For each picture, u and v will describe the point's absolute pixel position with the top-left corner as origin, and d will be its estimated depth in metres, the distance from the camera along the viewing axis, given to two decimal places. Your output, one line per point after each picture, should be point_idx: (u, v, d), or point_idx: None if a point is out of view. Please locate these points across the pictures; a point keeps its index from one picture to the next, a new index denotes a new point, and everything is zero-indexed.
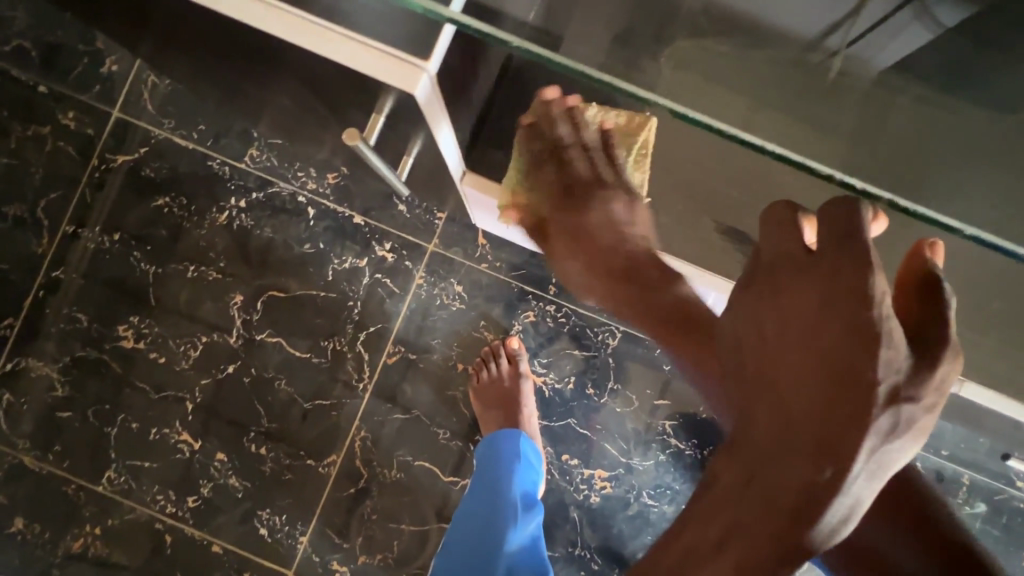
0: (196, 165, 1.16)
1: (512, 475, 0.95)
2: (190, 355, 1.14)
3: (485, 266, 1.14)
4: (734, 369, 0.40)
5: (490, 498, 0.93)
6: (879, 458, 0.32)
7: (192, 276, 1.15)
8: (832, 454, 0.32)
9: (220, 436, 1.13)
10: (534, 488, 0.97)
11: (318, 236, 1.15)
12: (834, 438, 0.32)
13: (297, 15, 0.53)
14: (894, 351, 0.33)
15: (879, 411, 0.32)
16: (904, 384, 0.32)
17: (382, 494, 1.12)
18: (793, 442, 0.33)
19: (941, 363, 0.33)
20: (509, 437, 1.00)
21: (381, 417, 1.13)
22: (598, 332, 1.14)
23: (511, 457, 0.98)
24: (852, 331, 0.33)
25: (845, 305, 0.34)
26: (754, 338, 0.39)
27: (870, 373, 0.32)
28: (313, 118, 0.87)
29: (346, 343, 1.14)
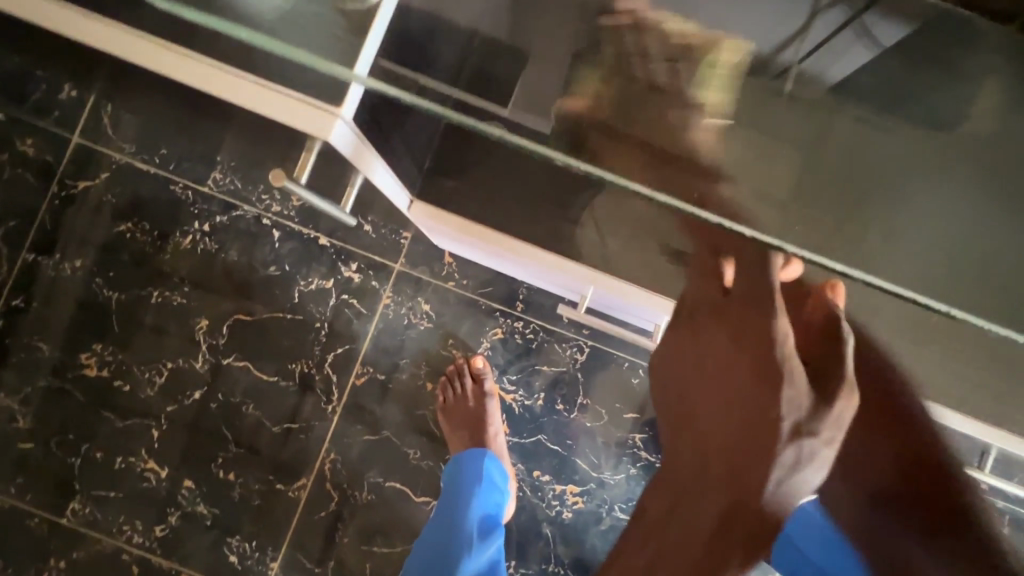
0: (159, 190, 1.15)
1: (471, 500, 0.95)
2: (155, 382, 1.13)
3: (452, 284, 1.14)
4: (681, 415, 0.44)
5: (449, 526, 0.92)
6: (787, 488, 0.34)
7: (157, 302, 1.14)
8: (738, 479, 0.34)
9: (187, 463, 1.12)
10: (496, 509, 0.97)
11: (283, 259, 1.14)
12: (741, 465, 0.35)
13: (214, 64, 0.54)
14: (797, 390, 0.35)
15: (783, 443, 0.34)
16: (807, 418, 0.34)
17: (354, 517, 1.11)
18: (710, 471, 0.36)
19: (837, 400, 0.35)
20: (471, 460, 1.00)
21: (351, 439, 1.13)
22: (566, 348, 1.14)
23: (470, 481, 0.97)
24: (756, 365, 0.38)
25: (753, 348, 0.39)
26: (695, 384, 0.44)
27: (774, 409, 0.35)
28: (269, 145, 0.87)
29: (314, 365, 1.13)
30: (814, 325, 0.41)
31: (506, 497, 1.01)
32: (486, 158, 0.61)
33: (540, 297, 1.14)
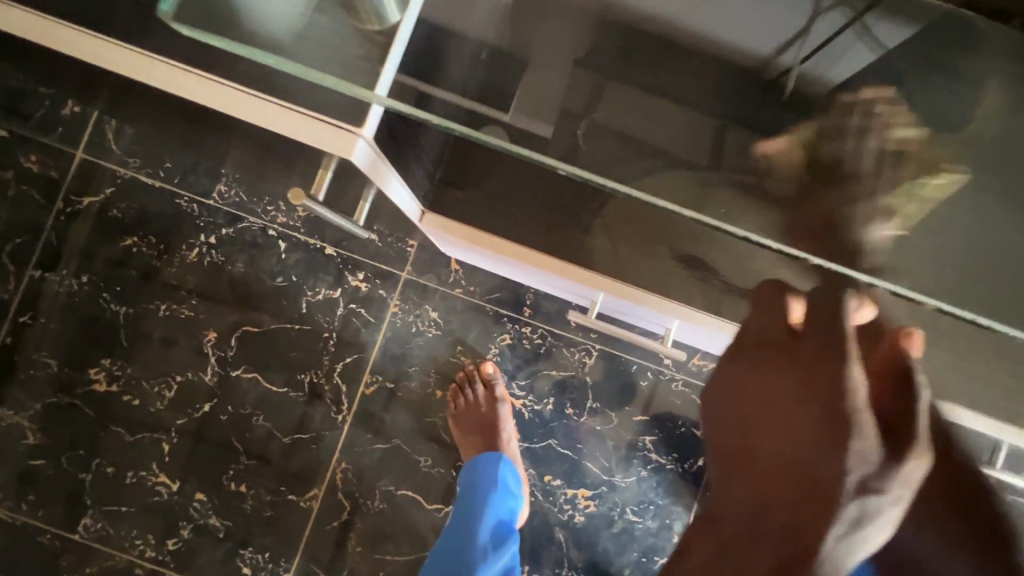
0: (164, 204, 1.15)
1: (485, 509, 0.95)
2: (165, 396, 1.13)
3: (459, 291, 1.14)
4: (729, 445, 0.45)
5: (464, 534, 0.93)
6: (845, 544, 0.35)
7: (164, 315, 1.14)
8: (797, 533, 0.36)
9: (198, 476, 1.12)
10: (510, 515, 0.97)
11: (290, 269, 1.14)
12: (800, 521, 0.36)
13: (232, 87, 0.55)
14: (866, 445, 0.36)
15: (847, 501, 0.35)
16: (873, 476, 0.36)
17: (366, 526, 1.12)
18: (766, 520, 0.37)
19: (907, 457, 0.37)
20: (485, 465, 0.99)
21: (362, 447, 1.13)
22: (574, 352, 1.14)
23: (484, 488, 0.97)
24: (825, 413, 0.38)
25: (822, 396, 0.38)
26: (750, 417, 0.44)
27: (841, 465, 0.36)
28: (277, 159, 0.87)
29: (323, 375, 1.13)
30: (885, 369, 0.42)
31: (520, 502, 1.01)
32: (501, 172, 0.61)
33: (547, 302, 1.14)
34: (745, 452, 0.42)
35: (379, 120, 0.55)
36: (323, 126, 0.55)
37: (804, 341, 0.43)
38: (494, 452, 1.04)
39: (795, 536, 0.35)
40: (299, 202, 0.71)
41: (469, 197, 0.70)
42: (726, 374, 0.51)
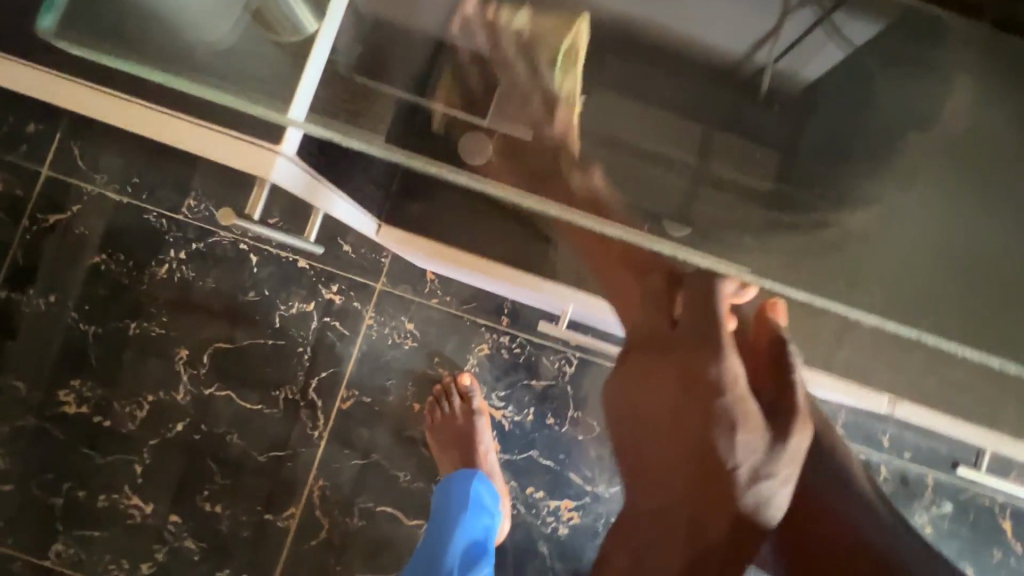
0: (133, 219, 1.12)
1: (455, 529, 0.94)
2: (136, 416, 1.10)
3: (435, 301, 1.12)
4: (668, 443, 0.62)
5: (431, 556, 0.92)
6: (763, 503, 0.58)
7: (135, 333, 1.12)
8: (709, 509, 0.58)
9: (171, 497, 1.09)
10: (483, 534, 0.97)
11: (262, 284, 1.12)
12: (711, 514, 0.58)
13: (188, 121, 0.65)
14: (752, 438, 0.58)
15: (745, 488, 0.57)
16: (763, 463, 0.57)
17: (345, 544, 1.09)
18: (683, 497, 0.60)
19: (791, 438, 0.60)
20: (458, 484, 0.98)
21: (339, 463, 1.10)
22: (554, 360, 1.12)
23: (456, 509, 0.96)
24: (706, 416, 0.59)
25: (710, 402, 0.59)
26: (676, 429, 0.61)
27: (738, 465, 0.57)
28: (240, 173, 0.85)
29: (298, 391, 1.11)
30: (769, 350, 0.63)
31: (495, 522, 1.00)
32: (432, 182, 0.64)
33: (526, 310, 1.12)
34: (653, 449, 0.64)
35: (297, 141, 0.61)
36: (248, 147, 0.61)
37: (688, 340, 0.61)
38: (470, 468, 1.02)
39: (701, 523, 0.58)
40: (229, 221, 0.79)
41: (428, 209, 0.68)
42: (675, 398, 0.62)
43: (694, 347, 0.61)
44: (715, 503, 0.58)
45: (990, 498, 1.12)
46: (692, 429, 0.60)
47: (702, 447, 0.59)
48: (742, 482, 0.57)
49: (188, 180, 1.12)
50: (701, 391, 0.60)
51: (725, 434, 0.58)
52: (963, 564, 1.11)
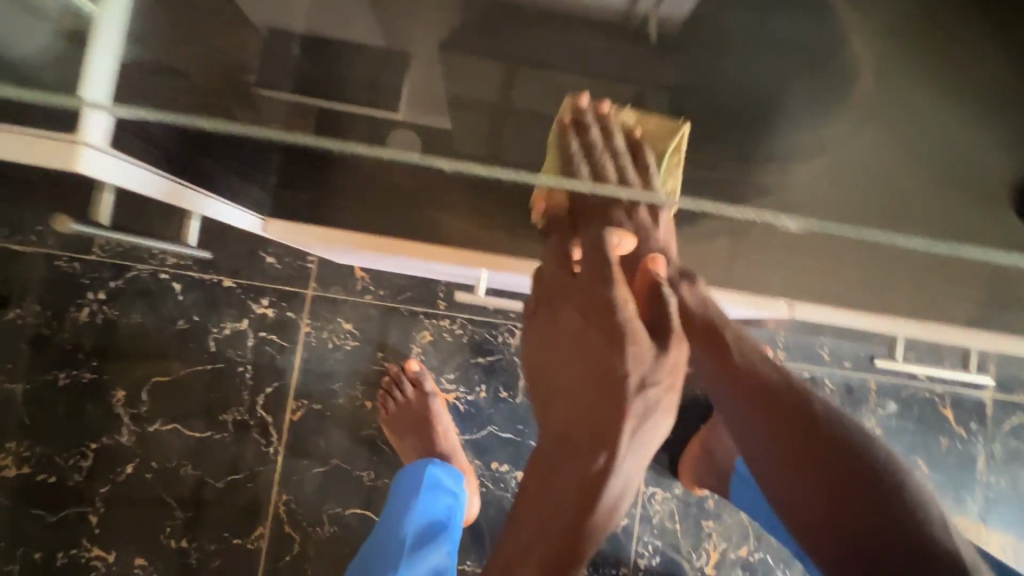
0: (42, 268, 1.08)
1: (415, 503, 0.95)
2: (82, 466, 1.07)
3: (369, 298, 1.11)
4: (553, 353, 0.54)
5: (390, 528, 0.93)
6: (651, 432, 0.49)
7: (65, 384, 1.07)
8: (600, 449, 0.47)
9: (134, 541, 1.06)
10: (445, 513, 0.97)
11: (190, 310, 1.10)
12: (600, 436, 0.48)
13: None
14: (641, 349, 0.50)
15: (633, 408, 0.48)
16: (651, 375, 0.49)
17: (320, 554, 1.08)
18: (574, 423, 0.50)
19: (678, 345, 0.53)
20: (425, 460, 1.02)
21: (300, 475, 1.09)
22: (497, 334, 1.13)
23: (410, 486, 0.98)
24: (601, 326, 0.50)
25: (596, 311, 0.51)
26: (554, 342, 0.54)
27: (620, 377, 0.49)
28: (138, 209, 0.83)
29: (246, 411, 1.09)
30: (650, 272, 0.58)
31: (459, 501, 1.00)
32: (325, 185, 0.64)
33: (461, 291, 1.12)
34: (551, 380, 0.53)
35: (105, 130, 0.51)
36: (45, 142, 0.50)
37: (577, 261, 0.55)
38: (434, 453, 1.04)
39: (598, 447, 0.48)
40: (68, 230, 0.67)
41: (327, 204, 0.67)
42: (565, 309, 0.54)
43: (591, 274, 0.53)
44: (608, 428, 0.48)
45: (928, 390, 1.17)
46: (578, 347, 0.52)
47: (583, 369, 0.51)
48: (633, 396, 0.48)
49: None
50: (595, 318, 0.51)
51: (615, 353, 0.49)
52: (914, 457, 1.16)
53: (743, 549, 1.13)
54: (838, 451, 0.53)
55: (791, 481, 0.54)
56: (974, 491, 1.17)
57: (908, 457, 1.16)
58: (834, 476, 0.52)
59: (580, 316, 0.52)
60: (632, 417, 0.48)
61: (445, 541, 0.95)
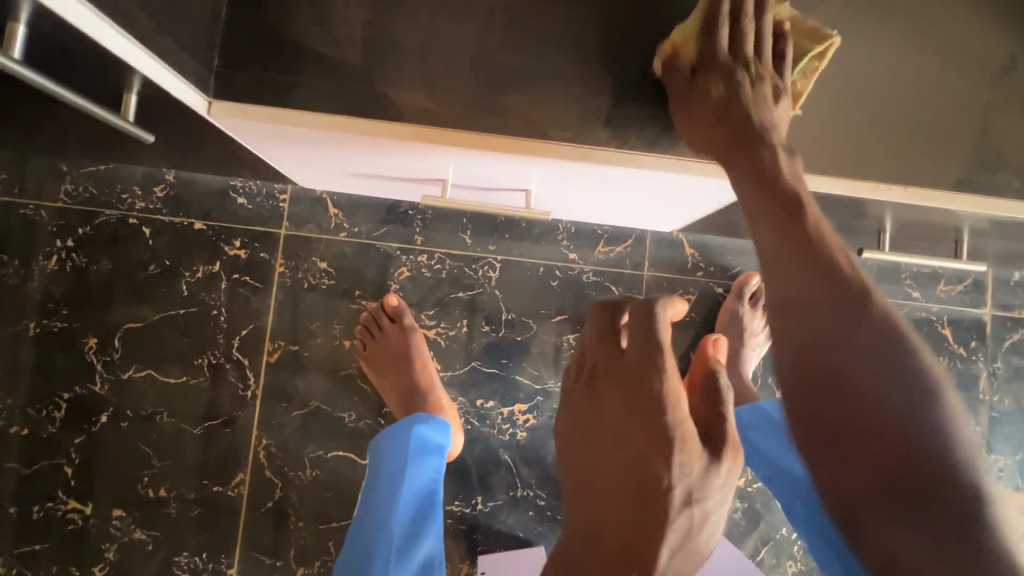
0: (8, 218, 1.06)
1: (402, 478, 0.88)
2: (56, 417, 1.04)
3: (344, 235, 1.09)
4: (592, 442, 0.50)
5: (378, 508, 0.86)
6: (683, 539, 0.46)
7: (35, 333, 1.05)
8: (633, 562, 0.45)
9: (111, 492, 1.03)
10: (432, 478, 0.91)
11: (161, 255, 1.07)
12: (634, 546, 0.45)
13: None
14: (690, 457, 0.46)
15: (674, 510, 0.45)
16: (697, 486, 0.45)
17: (303, 498, 1.05)
18: (604, 521, 0.47)
19: (725, 459, 0.47)
20: (406, 426, 0.92)
21: (280, 419, 1.06)
22: (477, 268, 1.10)
23: (394, 463, 0.89)
24: (647, 428, 0.46)
25: (644, 414, 0.47)
26: (591, 431, 0.50)
27: (664, 483, 0.45)
28: (92, 127, 0.81)
29: (222, 355, 1.06)
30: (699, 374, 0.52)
31: (444, 457, 0.95)
32: (270, 63, 0.61)
33: (438, 225, 1.10)
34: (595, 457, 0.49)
35: None
36: None
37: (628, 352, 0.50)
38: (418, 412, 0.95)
39: (628, 556, 0.45)
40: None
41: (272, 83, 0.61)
42: (606, 401, 0.50)
43: (647, 369, 0.48)
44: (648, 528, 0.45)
45: (925, 309, 1.14)
46: (618, 440, 0.48)
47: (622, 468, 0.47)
48: (674, 506, 0.45)
49: (59, 164, 1.07)
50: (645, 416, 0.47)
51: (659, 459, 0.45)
52: None
53: (741, 480, 1.10)
54: (920, 457, 0.40)
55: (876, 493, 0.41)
56: (979, 412, 1.13)
57: None
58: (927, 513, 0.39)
59: (630, 405, 0.48)
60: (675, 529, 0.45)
61: (437, 512, 0.89)
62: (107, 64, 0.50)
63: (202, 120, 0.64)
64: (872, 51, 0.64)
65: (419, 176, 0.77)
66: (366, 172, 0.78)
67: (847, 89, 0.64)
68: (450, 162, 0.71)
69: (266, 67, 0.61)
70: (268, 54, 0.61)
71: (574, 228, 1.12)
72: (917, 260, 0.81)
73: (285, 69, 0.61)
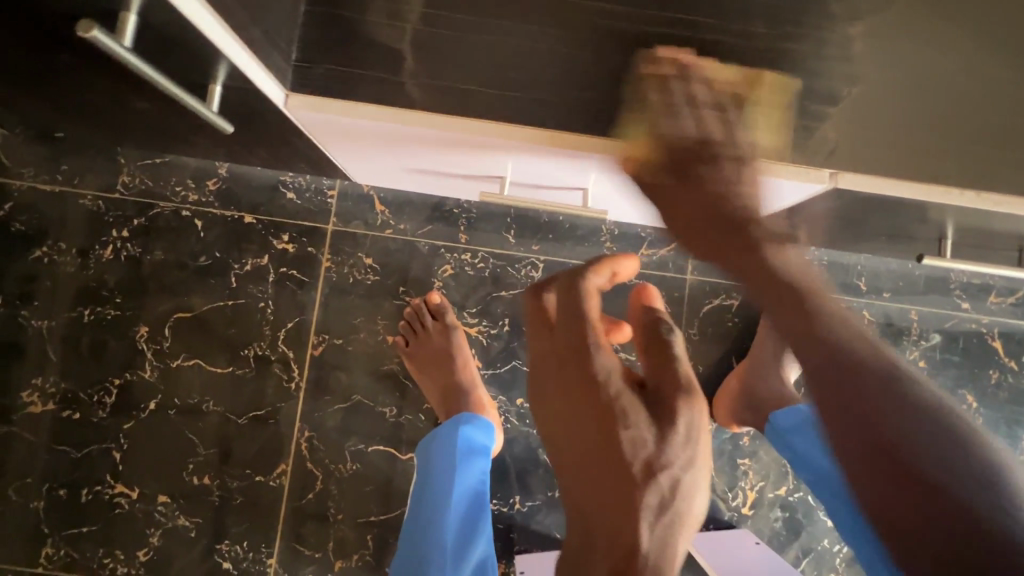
0: (68, 208, 1.09)
1: (451, 482, 0.88)
2: (106, 402, 1.06)
3: (390, 232, 1.10)
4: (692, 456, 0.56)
5: (430, 514, 0.86)
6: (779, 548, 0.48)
7: (90, 320, 1.08)
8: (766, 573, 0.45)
9: (157, 478, 1.05)
10: (480, 480, 0.92)
11: (212, 247, 1.09)
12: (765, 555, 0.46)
13: None
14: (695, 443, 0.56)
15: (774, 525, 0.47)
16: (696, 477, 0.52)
17: (344, 491, 1.06)
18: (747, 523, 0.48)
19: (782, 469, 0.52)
20: (452, 430, 0.93)
21: (322, 412, 1.07)
22: (520, 268, 1.11)
23: (442, 467, 0.90)
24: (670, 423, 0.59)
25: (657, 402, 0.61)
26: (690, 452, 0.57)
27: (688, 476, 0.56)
28: (160, 121, 0.83)
29: (267, 346, 1.08)
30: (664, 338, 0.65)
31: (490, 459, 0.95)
32: (348, 58, 0.62)
33: (481, 224, 1.11)
34: (559, 439, 0.55)
35: None
36: None
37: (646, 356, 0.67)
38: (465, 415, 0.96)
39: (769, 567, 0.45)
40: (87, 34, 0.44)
41: (350, 76, 0.63)
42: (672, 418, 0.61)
43: (577, 337, 0.58)
44: (626, 511, 0.49)
45: (976, 321, 1.12)
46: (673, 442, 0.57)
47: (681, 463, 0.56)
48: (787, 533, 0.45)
49: (118, 157, 1.10)
50: (583, 389, 0.55)
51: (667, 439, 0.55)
52: (963, 391, 1.10)
53: (782, 489, 1.08)
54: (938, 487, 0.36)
55: (862, 467, 0.37)
56: None
57: (956, 392, 1.10)
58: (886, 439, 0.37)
59: (577, 375, 0.56)
60: (646, 506, 0.49)
61: (487, 515, 0.90)
62: (205, 52, 0.52)
63: (277, 112, 0.65)
64: (947, 54, 0.64)
65: (478, 173, 0.79)
66: (426, 167, 0.80)
67: (921, 91, 0.64)
68: (514, 159, 0.71)
69: (345, 60, 0.62)
70: (346, 49, 0.62)
71: (617, 230, 1.12)
72: (979, 268, 0.80)
73: (362, 62, 0.62)
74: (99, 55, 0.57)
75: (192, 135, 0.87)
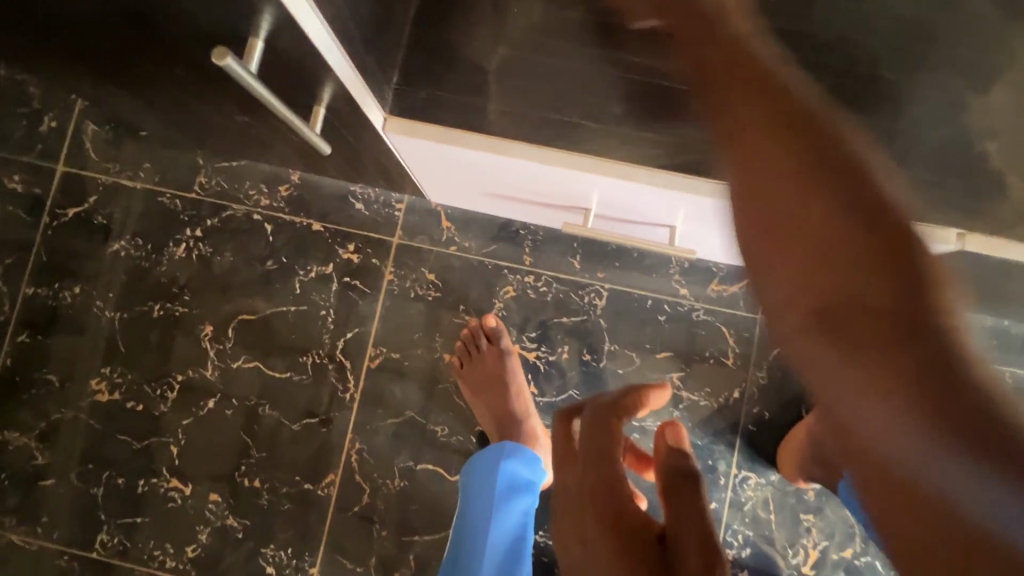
0: (147, 204, 1.13)
1: (491, 526, 0.86)
2: (167, 397, 1.09)
3: (454, 249, 1.09)
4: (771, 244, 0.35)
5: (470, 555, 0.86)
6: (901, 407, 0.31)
7: (159, 315, 1.11)
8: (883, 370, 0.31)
9: (210, 477, 1.07)
10: (524, 517, 0.89)
11: (279, 251, 1.11)
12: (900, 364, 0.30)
13: None
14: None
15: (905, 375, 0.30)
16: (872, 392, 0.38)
17: (390, 507, 1.05)
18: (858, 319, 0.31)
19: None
20: (487, 471, 0.89)
21: (374, 425, 1.07)
22: (584, 294, 1.08)
23: (484, 509, 0.87)
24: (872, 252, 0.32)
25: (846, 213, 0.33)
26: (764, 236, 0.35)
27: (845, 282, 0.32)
28: (250, 131, 0.85)
29: (325, 354, 1.08)
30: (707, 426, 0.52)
31: (534, 493, 0.92)
32: (449, 82, 0.61)
33: (547, 247, 1.09)
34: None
35: None
36: None
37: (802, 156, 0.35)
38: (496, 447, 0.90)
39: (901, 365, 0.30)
40: (219, 61, 0.45)
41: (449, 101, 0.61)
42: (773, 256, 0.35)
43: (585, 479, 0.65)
44: None
45: None
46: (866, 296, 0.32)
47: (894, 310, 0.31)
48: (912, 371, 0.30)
49: (197, 159, 1.13)
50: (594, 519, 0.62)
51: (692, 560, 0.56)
52: None
53: (847, 551, 1.02)
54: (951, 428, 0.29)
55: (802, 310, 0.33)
56: None
57: None
58: (885, 253, 0.32)
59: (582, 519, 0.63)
60: None
61: (528, 551, 0.89)
62: (318, 73, 0.52)
63: (372, 133, 0.65)
64: None
65: (562, 203, 0.77)
66: (506, 193, 0.79)
67: None
68: (604, 193, 0.69)
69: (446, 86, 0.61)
70: (448, 74, 0.61)
71: (687, 263, 1.07)
72: None
73: (462, 88, 0.61)
74: (209, 66, 0.57)
75: (277, 143, 0.88)
